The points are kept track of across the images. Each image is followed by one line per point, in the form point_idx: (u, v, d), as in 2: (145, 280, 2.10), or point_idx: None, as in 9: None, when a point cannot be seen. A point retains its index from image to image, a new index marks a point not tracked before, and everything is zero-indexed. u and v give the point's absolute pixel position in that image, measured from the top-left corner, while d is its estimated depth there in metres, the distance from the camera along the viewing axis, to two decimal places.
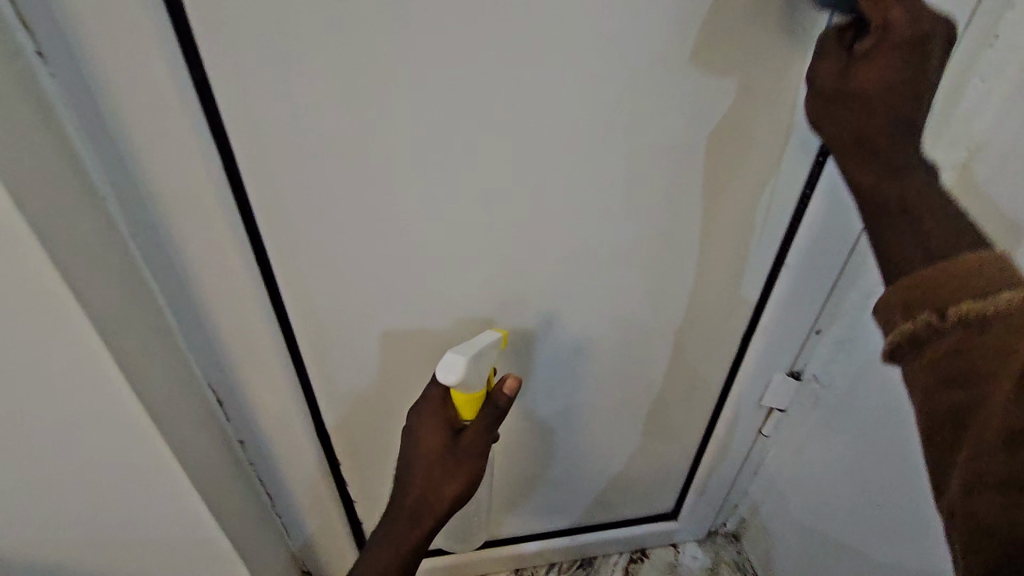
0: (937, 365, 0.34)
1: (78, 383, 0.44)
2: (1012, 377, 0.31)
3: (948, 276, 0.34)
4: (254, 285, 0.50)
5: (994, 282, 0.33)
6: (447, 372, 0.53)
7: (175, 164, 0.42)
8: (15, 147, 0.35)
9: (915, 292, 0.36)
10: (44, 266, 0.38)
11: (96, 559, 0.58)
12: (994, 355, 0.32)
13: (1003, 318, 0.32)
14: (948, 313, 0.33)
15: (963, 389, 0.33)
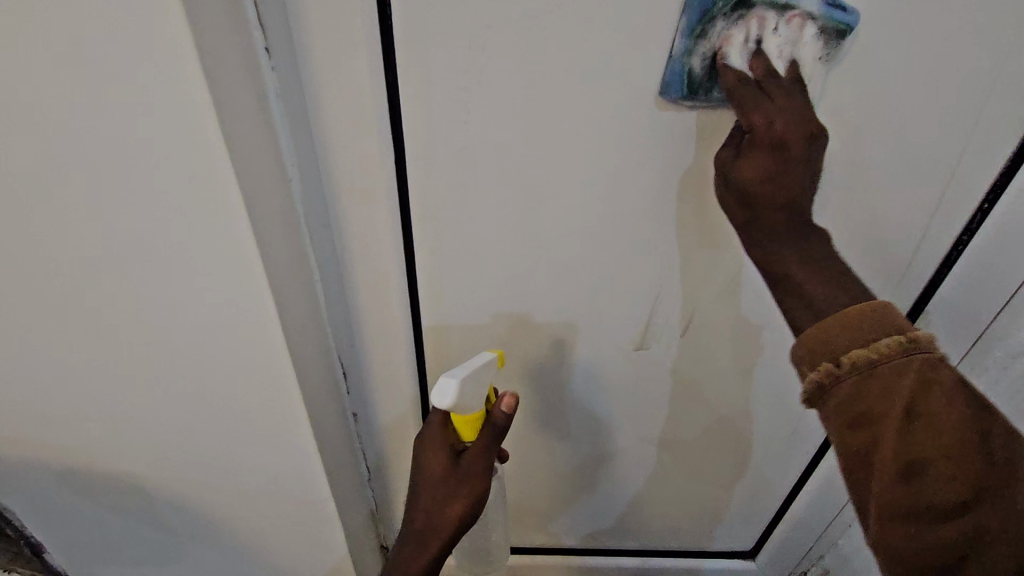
0: (849, 405, 0.36)
1: (246, 340, 0.49)
2: (903, 411, 0.35)
3: (871, 316, 0.37)
4: (398, 268, 0.55)
5: (886, 329, 0.36)
6: (442, 396, 0.51)
7: (358, 151, 0.47)
8: (242, 125, 0.40)
9: (833, 335, 0.37)
10: (247, 238, 0.42)
11: (221, 500, 0.65)
12: (893, 387, 0.35)
13: (892, 360, 0.36)
14: (843, 361, 0.37)
15: (872, 426, 0.36)
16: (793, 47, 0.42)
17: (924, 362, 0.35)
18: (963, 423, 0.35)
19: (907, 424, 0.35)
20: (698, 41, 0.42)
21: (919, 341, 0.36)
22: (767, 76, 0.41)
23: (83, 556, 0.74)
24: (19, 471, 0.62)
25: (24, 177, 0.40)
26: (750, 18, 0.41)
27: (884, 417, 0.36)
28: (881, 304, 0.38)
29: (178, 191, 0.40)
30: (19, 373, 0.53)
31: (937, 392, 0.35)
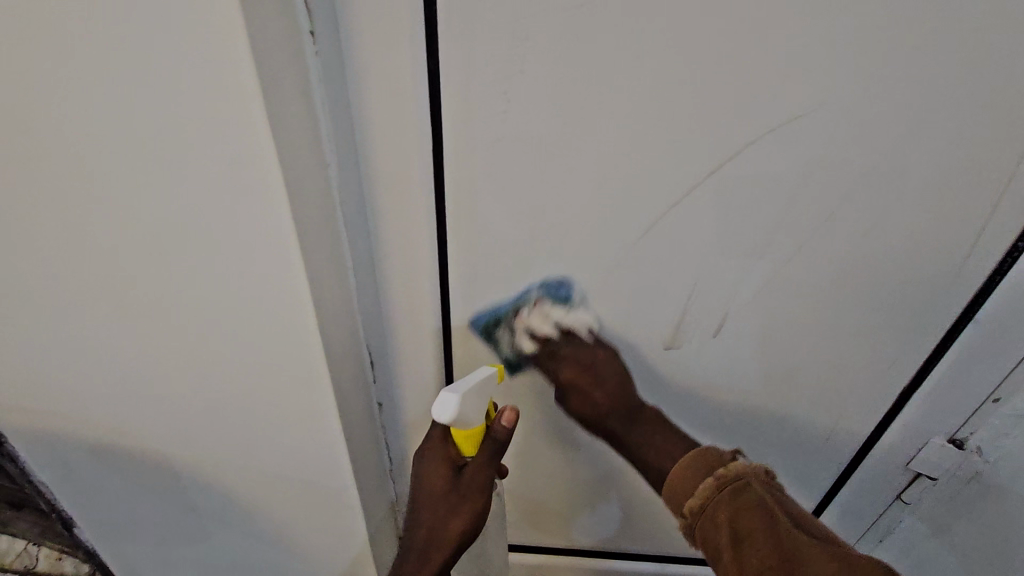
0: (706, 534, 0.49)
1: (280, 325, 0.49)
2: (730, 542, 0.47)
3: (694, 459, 0.52)
4: (430, 257, 0.55)
5: (702, 470, 0.51)
6: (443, 411, 0.53)
7: (398, 138, 0.47)
8: (286, 111, 0.40)
9: (674, 489, 0.52)
10: (286, 221, 0.43)
11: (247, 484, 0.65)
12: (717, 519, 0.48)
13: (711, 497, 0.49)
14: (684, 510, 0.51)
15: (721, 556, 0.47)
16: (550, 318, 0.58)
17: (731, 492, 0.49)
18: (770, 541, 0.45)
19: (739, 548, 0.46)
20: (498, 327, 0.59)
21: (723, 476, 0.50)
22: (553, 335, 0.58)
23: (110, 533, 0.75)
24: (55, 446, 0.64)
25: (75, 156, 0.41)
26: (517, 307, 0.58)
27: (721, 554, 0.47)
28: (701, 448, 0.53)
29: (221, 176, 0.41)
30: (63, 349, 0.54)
31: (749, 523, 0.47)
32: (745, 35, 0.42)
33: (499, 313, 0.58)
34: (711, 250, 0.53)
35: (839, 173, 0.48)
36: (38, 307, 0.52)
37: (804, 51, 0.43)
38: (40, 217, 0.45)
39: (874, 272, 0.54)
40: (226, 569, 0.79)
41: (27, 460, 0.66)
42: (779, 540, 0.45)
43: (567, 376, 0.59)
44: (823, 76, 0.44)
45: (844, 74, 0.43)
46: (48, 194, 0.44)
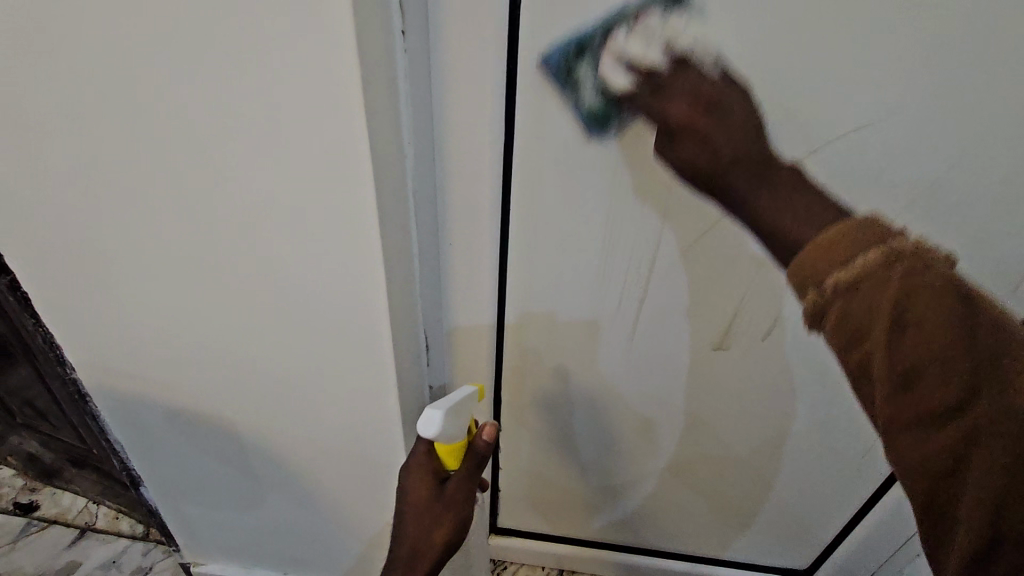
0: (839, 326, 0.35)
1: (351, 302, 0.53)
2: (891, 319, 0.33)
3: (847, 232, 0.35)
4: (492, 245, 0.58)
5: (862, 238, 0.34)
6: (427, 429, 0.56)
7: (473, 130, 0.51)
8: (380, 106, 0.44)
9: (821, 253, 0.35)
10: (369, 204, 0.46)
11: (305, 453, 0.70)
12: (876, 301, 0.34)
13: (872, 277, 0.34)
14: (826, 287, 0.35)
15: (861, 343, 0.35)
16: (647, 50, 0.43)
17: (909, 269, 0.33)
18: (951, 295, 0.33)
19: (896, 337, 0.33)
20: (587, 60, 0.46)
21: (900, 248, 0.34)
22: (654, 104, 0.44)
23: (173, 493, 0.81)
24: (134, 406, 0.69)
25: (187, 138, 0.46)
26: (603, 43, 0.45)
27: (867, 332, 0.34)
28: (859, 219, 0.36)
29: (316, 162, 0.45)
30: (153, 315, 0.59)
31: (925, 297, 0.33)
32: (814, 46, 0.44)
33: (582, 40, 0.45)
34: (762, 256, 0.56)
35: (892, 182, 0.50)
36: (136, 275, 0.56)
37: (872, 58, 0.44)
38: (150, 190, 0.50)
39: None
40: (275, 534, 0.84)
41: (106, 419, 0.72)
42: (971, 341, 0.32)
43: (682, 117, 0.43)
44: (888, 82, 0.45)
45: (912, 80, 0.45)
46: (159, 171, 0.48)
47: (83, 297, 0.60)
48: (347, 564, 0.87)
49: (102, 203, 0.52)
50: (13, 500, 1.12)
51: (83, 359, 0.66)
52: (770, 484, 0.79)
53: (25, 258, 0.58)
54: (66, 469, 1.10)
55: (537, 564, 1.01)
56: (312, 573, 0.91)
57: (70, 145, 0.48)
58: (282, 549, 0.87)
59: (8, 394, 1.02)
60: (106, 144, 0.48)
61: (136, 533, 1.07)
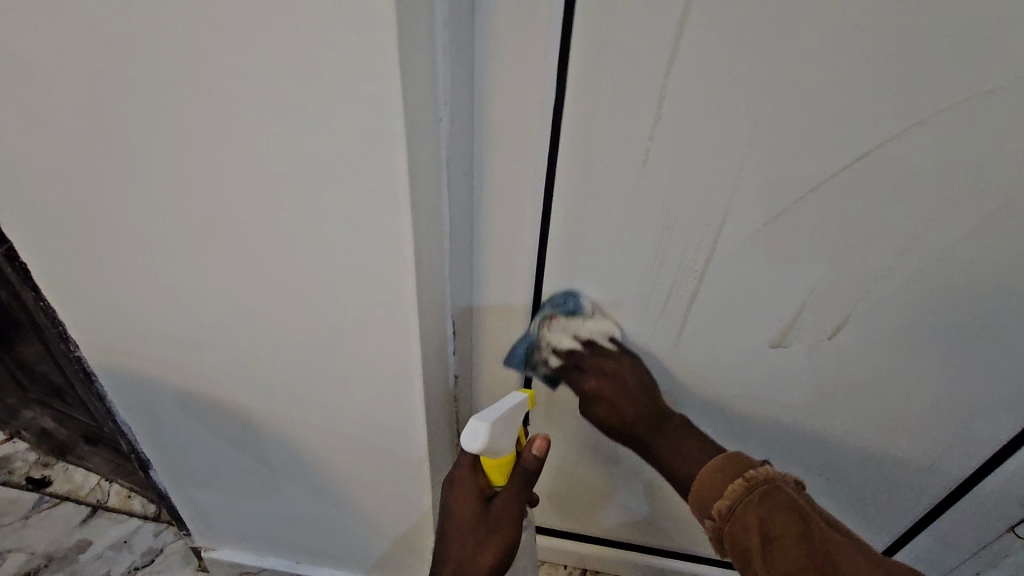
0: (733, 542, 0.51)
1: (376, 284, 0.48)
2: (757, 536, 0.49)
3: (722, 467, 0.54)
4: (532, 225, 0.53)
5: (732, 473, 0.53)
6: (473, 439, 0.52)
7: (519, 93, 0.45)
8: (415, 52, 0.38)
9: (703, 485, 0.54)
10: (400, 172, 0.41)
11: (322, 442, 0.66)
12: (745, 520, 0.50)
13: (741, 500, 0.51)
14: (715, 512, 0.52)
15: (747, 555, 0.49)
16: None
17: (762, 491, 0.51)
18: (794, 510, 0.49)
19: (767, 547, 0.48)
20: None
21: (754, 480, 0.52)
22: None
23: (184, 478, 0.77)
24: (142, 388, 0.65)
25: (198, 94, 0.40)
26: None
27: (749, 547, 0.49)
28: (732, 455, 0.55)
29: (344, 119, 0.40)
30: (162, 292, 0.55)
31: (777, 514, 0.49)
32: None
33: None
34: (837, 245, 0.50)
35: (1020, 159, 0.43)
36: (141, 249, 0.52)
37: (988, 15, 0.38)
38: (157, 154, 0.45)
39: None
40: (288, 522, 0.81)
41: (114, 399, 0.68)
42: (811, 535, 0.47)
43: None
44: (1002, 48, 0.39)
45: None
46: (166, 130, 0.43)
47: (86, 270, 0.55)
48: (363, 555, 0.84)
49: (102, 165, 0.47)
50: (25, 474, 1.11)
51: (88, 336, 0.61)
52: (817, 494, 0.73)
53: (23, 226, 0.53)
54: (78, 445, 1.07)
55: (559, 563, 0.96)
56: (326, 562, 0.87)
57: (64, 100, 0.43)
58: (295, 538, 0.84)
59: (18, 366, 0.98)
60: (108, 100, 0.42)
61: (148, 513, 1.04)
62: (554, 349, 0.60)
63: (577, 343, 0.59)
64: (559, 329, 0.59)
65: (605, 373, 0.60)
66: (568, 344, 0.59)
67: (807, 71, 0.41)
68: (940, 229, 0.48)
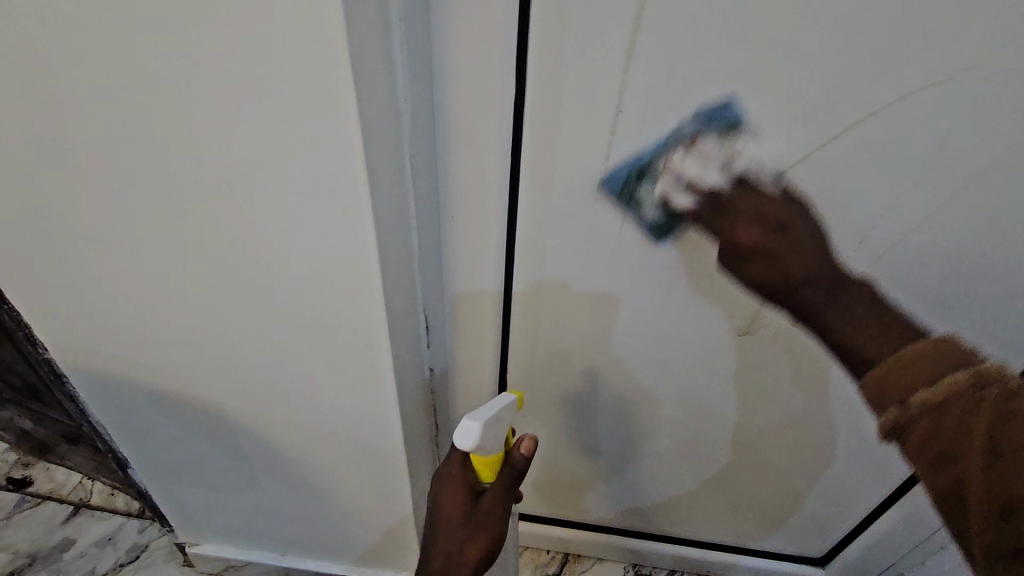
0: (921, 452, 0.35)
1: (342, 280, 0.49)
2: (985, 433, 0.33)
3: (931, 348, 0.35)
4: (498, 219, 0.53)
5: (948, 362, 0.35)
6: (466, 437, 0.53)
7: (478, 88, 0.46)
8: (366, 48, 0.38)
9: (898, 369, 0.36)
10: (358, 169, 0.41)
11: (298, 437, 0.66)
12: (967, 421, 0.33)
13: (963, 393, 0.33)
14: (913, 401, 0.34)
15: (949, 464, 0.34)
16: None
17: (997, 395, 0.33)
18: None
19: (992, 466, 0.33)
20: None
21: (983, 373, 0.34)
22: None
23: (163, 476, 0.77)
24: (114, 387, 0.65)
25: (149, 95, 0.40)
26: None
27: (961, 452, 0.34)
28: (937, 338, 0.36)
29: (300, 118, 0.39)
30: (127, 293, 0.54)
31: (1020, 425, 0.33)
32: None
33: None
34: None
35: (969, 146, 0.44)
36: (102, 251, 0.51)
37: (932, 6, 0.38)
38: (111, 156, 0.44)
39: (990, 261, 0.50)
40: (270, 516, 0.81)
41: (85, 400, 0.67)
42: None
43: None
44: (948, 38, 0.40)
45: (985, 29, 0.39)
46: (120, 132, 0.42)
47: (47, 271, 0.54)
48: (345, 547, 0.85)
49: (55, 168, 0.46)
50: (6, 474, 1.10)
51: (55, 338, 0.61)
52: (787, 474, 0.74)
53: None
54: (59, 444, 1.07)
55: (541, 549, 0.98)
56: (310, 554, 0.88)
57: (10, 99, 0.42)
58: (278, 531, 0.84)
59: None
60: (55, 102, 0.41)
61: (132, 509, 1.04)
62: (692, 184, 0.46)
63: (690, 199, 0.46)
64: (677, 180, 0.46)
65: (746, 213, 0.44)
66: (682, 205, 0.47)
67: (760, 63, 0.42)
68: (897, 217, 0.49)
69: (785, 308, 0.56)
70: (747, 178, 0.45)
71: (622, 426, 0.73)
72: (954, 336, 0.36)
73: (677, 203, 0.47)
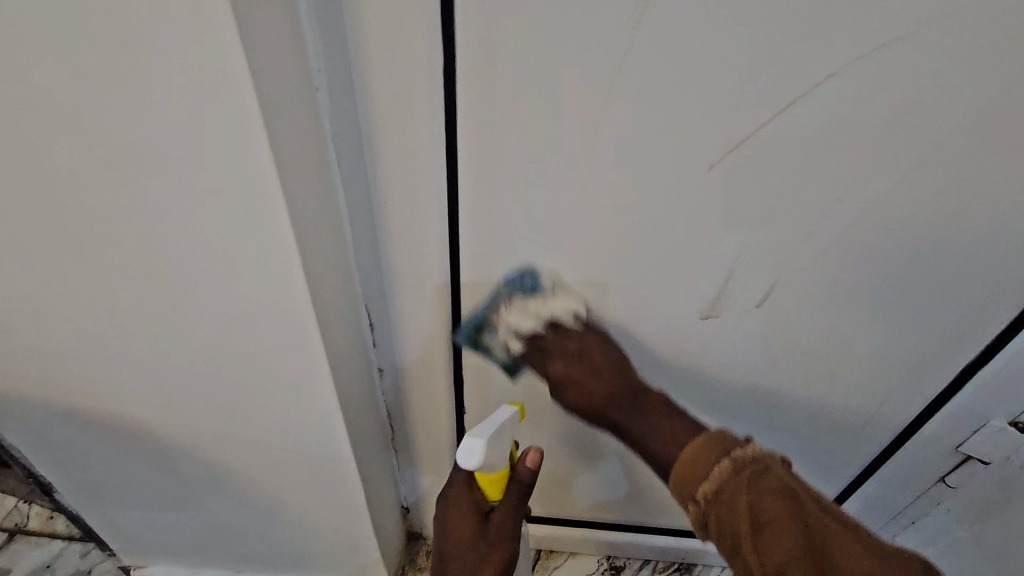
0: (720, 538, 0.43)
1: (261, 281, 0.44)
2: (749, 529, 0.41)
3: (701, 451, 0.45)
4: (437, 206, 0.49)
5: (715, 452, 0.45)
6: (470, 457, 0.51)
7: (402, 60, 0.41)
8: (258, 22, 0.33)
9: (689, 467, 0.45)
10: (262, 155, 0.36)
11: (236, 451, 0.61)
12: (727, 483, 0.43)
13: (726, 485, 0.43)
14: (698, 497, 0.44)
15: (726, 537, 0.42)
16: None
17: (751, 473, 0.43)
18: (788, 491, 0.42)
19: (759, 536, 0.41)
20: None
21: (741, 457, 0.44)
22: None
23: (92, 499, 0.71)
24: (23, 408, 0.58)
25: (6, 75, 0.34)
26: None
27: (740, 542, 0.41)
28: (716, 433, 0.47)
29: (188, 96, 0.34)
30: (15, 307, 0.48)
31: (769, 497, 0.41)
32: None
33: None
34: (755, 211, 0.48)
35: (922, 117, 0.42)
36: None
37: None
38: None
39: (943, 234, 0.48)
40: (218, 534, 0.76)
41: None
42: (806, 513, 0.41)
43: None
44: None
45: None
46: None
47: None
48: (303, 560, 0.80)
49: None
50: None
51: None
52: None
53: None
54: None
55: None
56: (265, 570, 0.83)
57: None
58: (228, 549, 0.79)
59: None
60: None
61: (72, 533, 0.97)
62: (516, 330, 0.54)
63: (574, 321, 0.55)
64: None
65: (571, 355, 0.54)
66: (514, 349, 0.55)
67: (704, 29, 0.38)
68: (858, 189, 0.46)
69: (746, 288, 0.54)
70: None
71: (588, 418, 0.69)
72: (726, 432, 0.47)
73: (513, 346, 0.55)
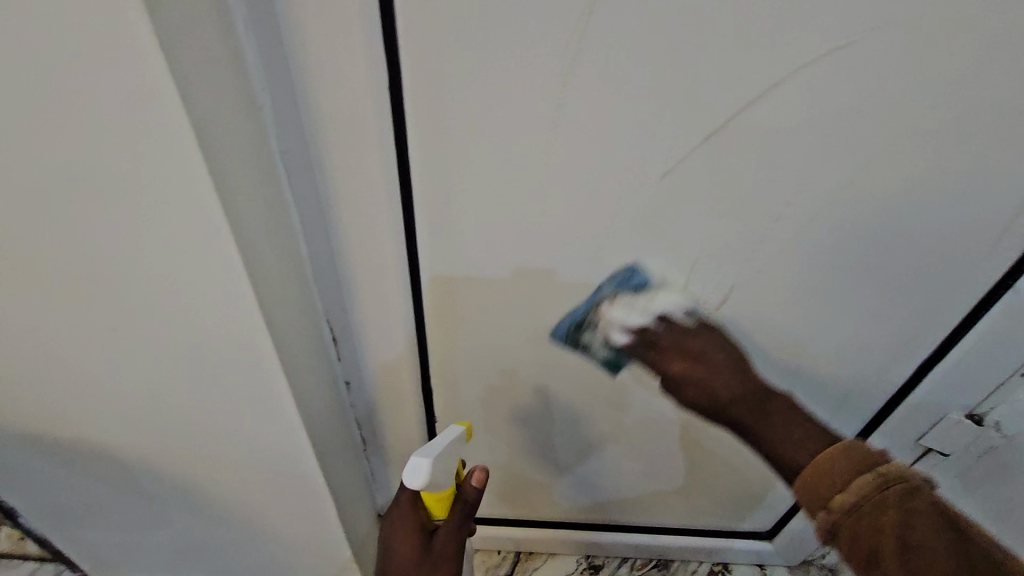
0: (852, 547, 0.39)
1: (212, 303, 0.43)
2: (896, 547, 0.37)
3: (835, 458, 0.40)
4: (392, 220, 0.49)
5: (858, 464, 0.39)
6: (416, 478, 0.50)
7: (346, 79, 0.41)
8: (190, 47, 0.33)
9: (810, 483, 0.40)
10: (201, 180, 0.36)
11: (202, 470, 0.60)
12: (874, 527, 0.38)
13: (865, 496, 0.38)
14: (829, 506, 0.39)
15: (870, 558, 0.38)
16: None
17: (900, 490, 0.38)
18: (941, 516, 0.38)
19: (905, 559, 0.37)
20: None
21: (889, 474, 0.39)
22: None
23: (58, 521, 0.69)
24: None
25: None
26: None
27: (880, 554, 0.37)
28: (848, 444, 0.41)
29: (120, 124, 0.33)
30: None
31: (922, 525, 0.37)
32: None
33: None
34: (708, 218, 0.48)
35: (865, 124, 0.42)
36: None
37: None
38: None
39: (893, 239, 0.49)
40: (190, 552, 0.75)
41: None
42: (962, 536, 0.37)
43: None
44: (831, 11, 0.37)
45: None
46: None
47: None
48: None
49: None
50: None
51: None
52: (727, 456, 0.73)
53: None
54: None
55: (494, 550, 0.95)
56: None
57: None
58: (202, 566, 0.78)
59: None
60: None
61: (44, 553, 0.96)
62: (618, 322, 0.50)
63: (687, 316, 0.50)
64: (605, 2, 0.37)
65: (691, 353, 0.48)
66: (625, 336, 0.50)
67: (645, 43, 0.39)
68: (807, 197, 0.46)
69: (705, 293, 0.54)
70: (669, 316, 0.50)
71: (559, 421, 0.70)
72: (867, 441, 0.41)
73: (615, 338, 0.51)
